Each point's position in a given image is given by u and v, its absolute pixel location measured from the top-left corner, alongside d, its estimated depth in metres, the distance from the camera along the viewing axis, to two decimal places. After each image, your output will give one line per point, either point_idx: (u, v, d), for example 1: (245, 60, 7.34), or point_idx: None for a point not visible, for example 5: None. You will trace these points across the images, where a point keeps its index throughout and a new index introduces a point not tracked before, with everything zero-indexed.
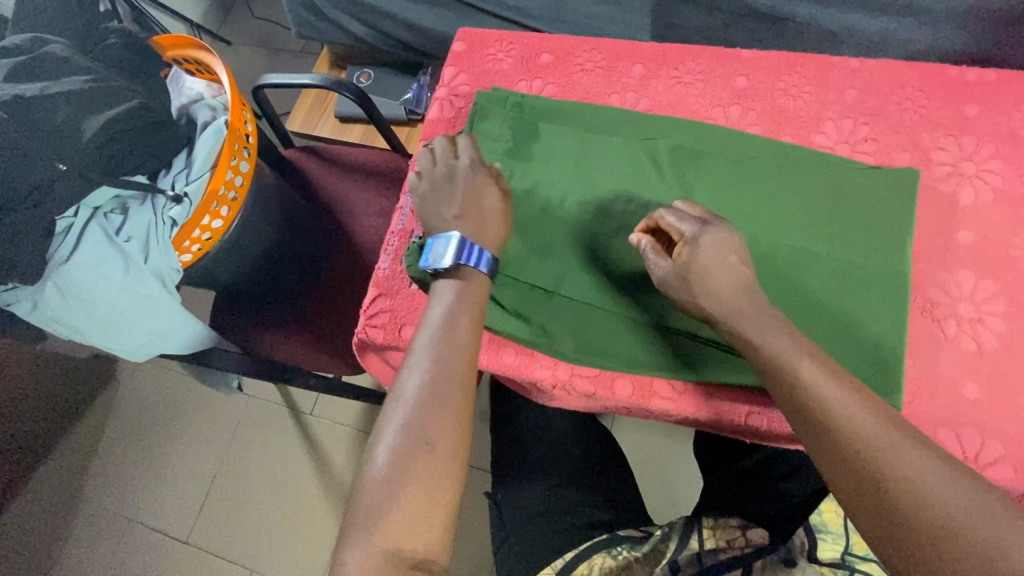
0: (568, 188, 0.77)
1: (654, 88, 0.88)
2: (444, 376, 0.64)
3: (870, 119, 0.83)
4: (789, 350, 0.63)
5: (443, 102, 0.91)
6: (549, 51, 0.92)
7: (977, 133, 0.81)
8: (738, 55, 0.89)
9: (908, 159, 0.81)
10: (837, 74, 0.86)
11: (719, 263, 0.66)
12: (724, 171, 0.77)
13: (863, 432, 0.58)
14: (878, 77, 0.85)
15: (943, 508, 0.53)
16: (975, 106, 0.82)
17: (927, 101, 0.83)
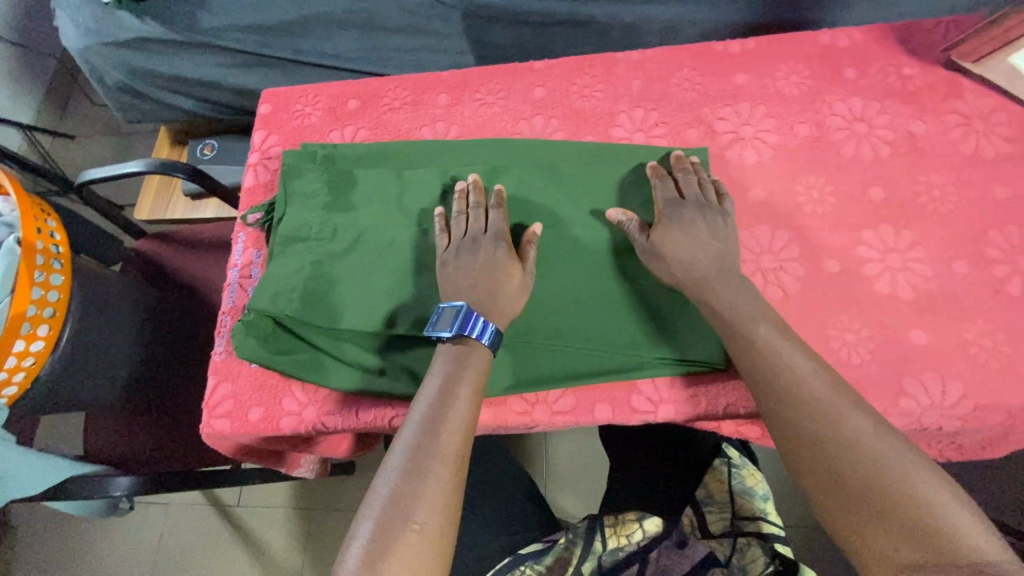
0: (396, 233, 0.68)
1: (460, 114, 0.76)
2: (432, 452, 0.53)
3: (657, 105, 0.73)
4: (748, 313, 0.58)
5: (258, 169, 0.78)
6: (355, 96, 0.79)
7: (823, 84, 0.71)
8: (532, 67, 0.78)
9: (767, 123, 0.69)
10: (620, 69, 0.75)
11: (688, 237, 0.61)
12: (536, 181, 0.68)
13: (811, 392, 0.53)
14: (656, 64, 0.75)
15: (871, 462, 0.49)
16: (846, 37, 0.72)
17: (788, 47, 0.73)
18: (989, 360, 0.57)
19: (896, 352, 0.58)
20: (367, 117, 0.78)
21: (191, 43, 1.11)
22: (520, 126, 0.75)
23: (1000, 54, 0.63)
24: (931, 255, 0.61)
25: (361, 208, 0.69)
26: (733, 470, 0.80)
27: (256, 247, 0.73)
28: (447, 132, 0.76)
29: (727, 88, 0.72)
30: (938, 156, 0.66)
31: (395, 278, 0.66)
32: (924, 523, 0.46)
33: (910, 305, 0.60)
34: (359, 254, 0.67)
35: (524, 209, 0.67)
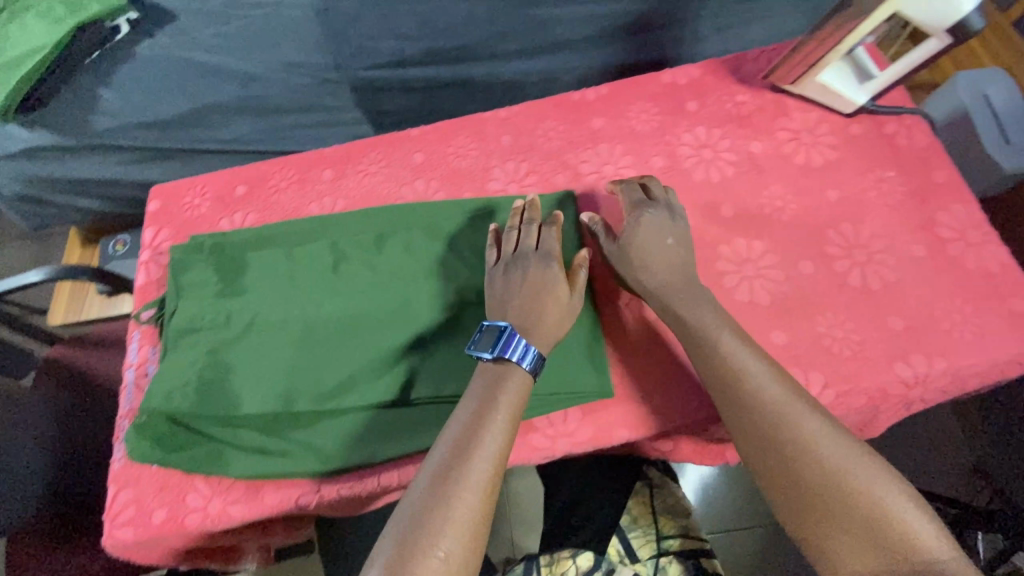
0: (281, 311, 0.69)
1: (345, 186, 0.81)
2: (469, 479, 0.54)
3: (527, 155, 0.79)
4: (713, 322, 0.61)
5: (150, 265, 0.82)
6: (243, 182, 0.84)
7: (668, 119, 0.78)
8: (410, 135, 0.84)
9: (624, 160, 0.76)
10: (491, 126, 0.81)
11: (659, 246, 0.65)
12: (408, 243, 0.72)
13: (772, 406, 0.57)
14: (521, 118, 0.82)
15: (839, 465, 0.53)
16: (687, 73, 0.81)
17: (638, 89, 0.81)
18: (843, 346, 0.63)
19: (764, 351, 0.64)
20: (257, 203, 0.83)
21: (87, 146, 1.13)
22: (402, 191, 0.80)
23: (808, 75, 0.72)
24: (780, 260, 0.68)
25: (247, 293, 0.71)
26: (654, 489, 0.87)
27: (152, 343, 0.76)
28: (333, 206, 0.80)
29: (587, 134, 0.79)
30: (777, 170, 0.73)
31: (284, 356, 0.67)
32: (900, 544, 0.50)
33: (768, 308, 0.66)
34: (252, 336, 0.68)
35: (399, 271, 0.70)
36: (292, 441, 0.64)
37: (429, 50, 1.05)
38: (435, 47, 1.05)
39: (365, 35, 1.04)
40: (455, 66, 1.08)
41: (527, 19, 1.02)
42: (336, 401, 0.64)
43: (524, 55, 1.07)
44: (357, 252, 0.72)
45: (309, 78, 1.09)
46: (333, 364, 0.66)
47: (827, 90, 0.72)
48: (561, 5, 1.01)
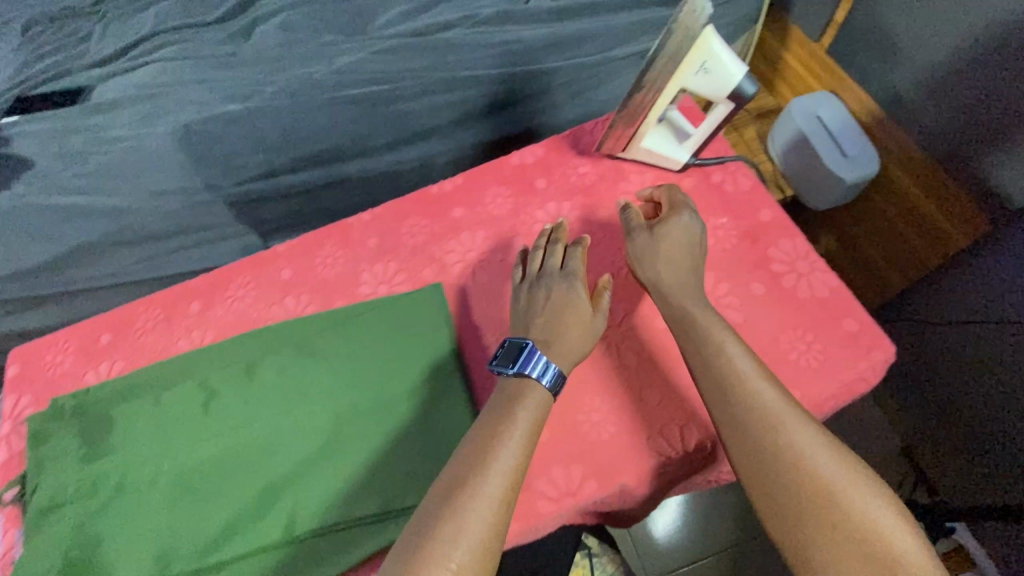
0: (159, 465, 0.62)
1: (215, 315, 0.73)
2: (480, 496, 0.48)
3: (396, 254, 0.75)
4: (715, 327, 0.58)
5: (12, 437, 0.70)
6: (109, 328, 0.75)
7: (545, 188, 0.78)
8: (275, 250, 0.77)
9: (514, 231, 0.75)
10: (355, 230, 0.77)
11: (677, 242, 0.65)
12: (293, 363, 0.67)
13: (761, 400, 0.53)
14: (398, 208, 0.78)
15: (819, 475, 0.49)
16: (539, 147, 0.80)
17: (493, 172, 0.80)
18: (810, 359, 0.62)
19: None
20: (181, 327, 0.73)
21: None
22: (274, 310, 0.72)
23: (631, 140, 0.72)
24: (733, 286, 0.67)
25: (120, 450, 0.64)
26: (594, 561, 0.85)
27: (18, 526, 0.64)
28: (203, 338, 0.72)
29: (531, 194, 0.77)
30: (709, 202, 0.73)
31: (162, 512, 0.60)
32: (879, 546, 0.46)
33: None
34: (122, 501, 0.61)
35: (287, 395, 0.65)
36: None
37: (346, 139, 1.01)
38: (360, 133, 1.01)
39: (243, 150, 0.96)
40: (387, 149, 1.05)
41: (392, 114, 1.00)
42: (224, 551, 0.57)
43: (455, 126, 1.07)
44: (229, 383, 0.66)
45: (180, 200, 0.99)
46: (218, 510, 0.59)
47: (652, 153, 0.73)
48: (418, 97, 1.00)
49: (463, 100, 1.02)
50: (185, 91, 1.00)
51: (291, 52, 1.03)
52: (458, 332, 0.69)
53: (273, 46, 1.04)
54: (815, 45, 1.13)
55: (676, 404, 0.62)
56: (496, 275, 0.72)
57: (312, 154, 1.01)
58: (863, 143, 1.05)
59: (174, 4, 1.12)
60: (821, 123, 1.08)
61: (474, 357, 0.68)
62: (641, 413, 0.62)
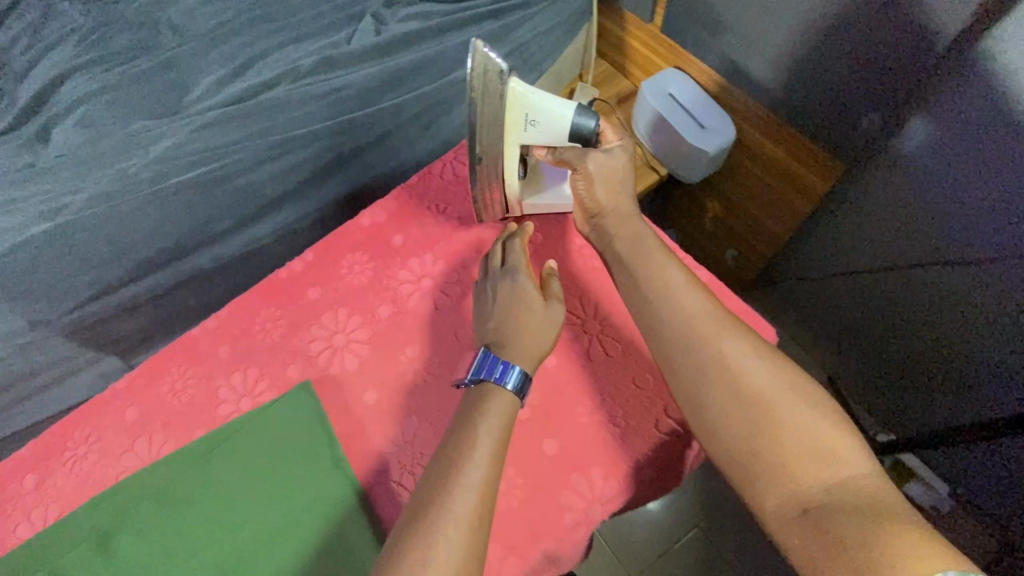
0: None
1: (53, 485, 0.62)
2: (448, 516, 0.47)
3: (254, 360, 0.67)
4: (648, 256, 0.61)
5: None
6: None
7: (401, 245, 0.72)
8: (114, 389, 0.67)
9: (377, 301, 0.69)
10: (202, 343, 0.68)
11: (608, 170, 0.64)
12: (157, 519, 0.58)
13: (692, 316, 0.56)
14: (246, 306, 0.70)
15: (754, 383, 0.52)
16: (387, 202, 0.75)
17: (344, 240, 0.73)
18: None
19: (631, 400, 0.60)
20: (17, 510, 0.62)
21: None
22: (124, 461, 0.63)
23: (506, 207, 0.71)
24: (614, 307, 0.66)
25: None
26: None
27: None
28: (45, 518, 0.61)
29: (389, 255, 0.71)
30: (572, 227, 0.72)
31: None
32: (818, 440, 0.48)
33: (587, 374, 0.62)
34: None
35: (156, 557, 0.57)
36: None
37: (187, 231, 0.91)
38: (201, 221, 0.91)
39: (66, 272, 0.85)
40: (239, 229, 0.96)
41: (231, 193, 0.91)
42: None
43: (311, 187, 0.98)
44: (83, 570, 0.56)
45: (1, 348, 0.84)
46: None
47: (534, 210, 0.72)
48: (255, 169, 0.92)
49: (308, 159, 0.95)
50: None
51: (99, 149, 0.91)
52: (338, 430, 0.63)
53: (78, 147, 0.93)
54: (650, 26, 1.15)
55: (582, 441, 0.58)
56: (369, 355, 0.66)
57: (151, 257, 0.90)
58: (717, 111, 1.07)
59: None
60: (675, 100, 1.09)
61: (362, 454, 0.62)
62: (547, 470, 0.57)
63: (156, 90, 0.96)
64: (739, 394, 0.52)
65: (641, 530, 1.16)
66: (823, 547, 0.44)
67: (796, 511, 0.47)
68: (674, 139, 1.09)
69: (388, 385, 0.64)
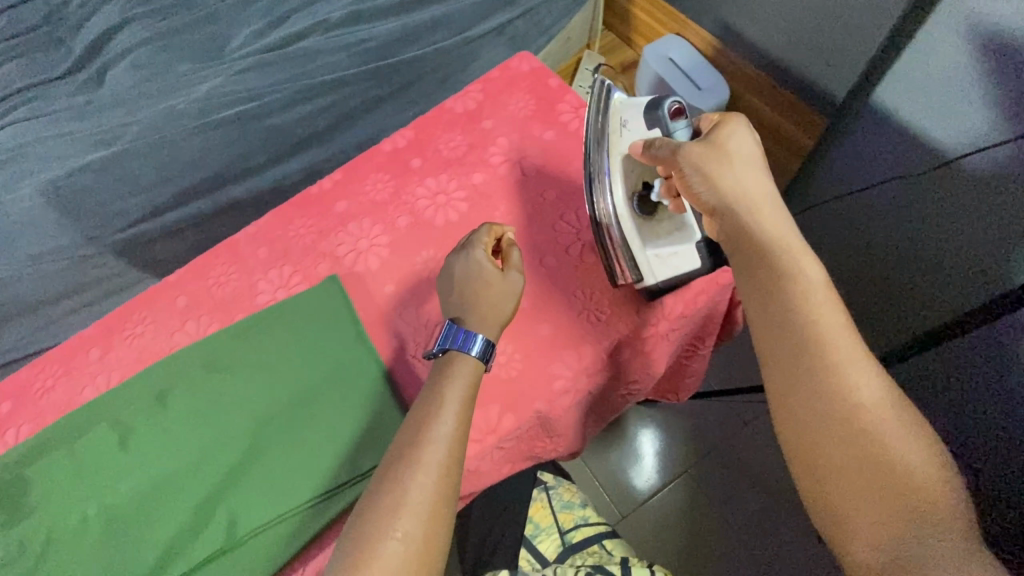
0: (84, 505, 0.62)
1: (116, 356, 0.72)
2: (419, 466, 0.51)
3: (288, 259, 0.76)
4: (783, 257, 0.54)
5: None
6: (8, 395, 0.73)
7: (418, 166, 0.81)
8: (166, 282, 0.77)
9: (395, 212, 0.78)
10: (243, 244, 0.78)
11: (736, 161, 0.58)
12: (205, 381, 0.68)
13: (826, 337, 0.50)
14: (280, 216, 0.79)
15: (874, 420, 0.47)
16: (406, 130, 0.84)
17: (368, 163, 0.82)
18: None
19: (618, 292, 0.69)
20: (85, 376, 0.72)
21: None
22: (177, 338, 0.73)
23: (638, 266, 0.66)
24: None
25: (44, 504, 0.62)
26: (551, 491, 0.85)
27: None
28: (109, 382, 0.71)
29: (408, 175, 0.80)
30: (571, 148, 0.79)
31: (95, 554, 0.59)
32: (922, 496, 0.44)
33: (582, 270, 0.71)
34: (50, 558, 0.59)
35: (204, 408, 0.66)
36: None
37: (225, 163, 1.00)
38: (238, 155, 1.01)
39: (120, 195, 0.96)
40: (271, 165, 1.05)
41: (265, 130, 1.01)
42: (181, 566, 0.58)
43: (337, 129, 1.07)
44: (141, 417, 0.66)
45: (62, 259, 0.95)
46: (153, 540, 0.59)
47: (665, 258, 0.64)
48: (286, 109, 1.02)
49: (334, 103, 1.05)
50: (44, 149, 0.98)
51: (149, 91, 1.02)
52: (361, 316, 0.72)
53: (129, 87, 1.03)
54: None
55: (576, 322, 0.67)
56: (388, 256, 0.75)
57: (192, 185, 0.99)
58: (712, 76, 1.15)
59: (13, 63, 1.07)
60: (674, 64, 1.18)
61: (381, 335, 0.71)
62: (542, 345, 0.66)
63: (198, 39, 1.06)
64: (860, 430, 0.47)
65: (632, 471, 1.24)
66: None
67: (876, 554, 0.44)
68: None
69: (406, 280, 0.74)
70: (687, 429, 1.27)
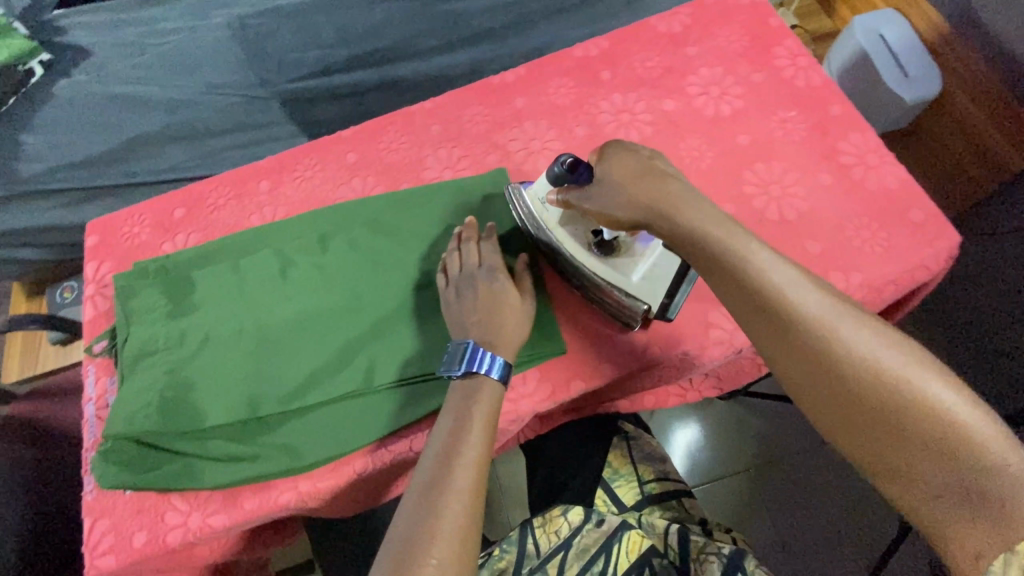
0: (241, 316, 0.65)
1: (284, 194, 0.75)
2: (451, 491, 0.50)
3: (458, 142, 0.76)
4: (725, 228, 0.50)
5: (97, 300, 0.72)
6: (181, 203, 0.76)
7: (606, 79, 0.76)
8: (339, 136, 0.78)
9: (573, 120, 0.75)
10: (418, 117, 0.77)
11: (626, 170, 0.54)
12: (364, 236, 0.69)
13: (788, 304, 0.46)
14: (457, 99, 0.78)
15: (863, 370, 0.43)
16: (603, 40, 0.79)
17: (554, 63, 0.78)
18: (874, 246, 0.63)
19: (801, 257, 0.63)
20: (253, 204, 0.75)
21: (16, 195, 1.00)
22: (341, 191, 0.74)
23: (640, 300, 0.58)
24: (801, 176, 0.67)
25: (205, 305, 0.66)
26: (633, 439, 0.77)
27: (110, 375, 0.67)
28: (274, 215, 0.74)
29: (595, 85, 0.76)
30: (779, 96, 0.72)
31: (246, 361, 0.63)
32: (944, 431, 0.40)
33: (767, 224, 0.65)
34: (206, 355, 0.63)
35: (360, 260, 0.68)
36: (269, 434, 0.60)
37: (398, 39, 1.00)
38: (412, 34, 1.01)
39: (299, 46, 0.99)
40: (440, 52, 1.03)
41: (443, 15, 1.01)
42: (321, 395, 0.61)
43: (511, 32, 1.04)
44: (303, 253, 0.69)
45: (238, 97, 0.99)
46: (298, 367, 0.62)
47: (657, 278, 0.57)
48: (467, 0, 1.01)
49: (516, 4, 1.02)
50: None
51: None
52: None
53: None
54: None
55: None
56: None
57: (364, 53, 1.00)
58: (923, 63, 1.04)
59: None
60: (884, 43, 1.06)
61: None
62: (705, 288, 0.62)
63: None
64: (867, 400, 0.42)
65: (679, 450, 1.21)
66: (966, 533, 0.38)
67: (928, 502, 0.40)
68: (868, 81, 1.07)
69: None
70: (760, 431, 1.21)
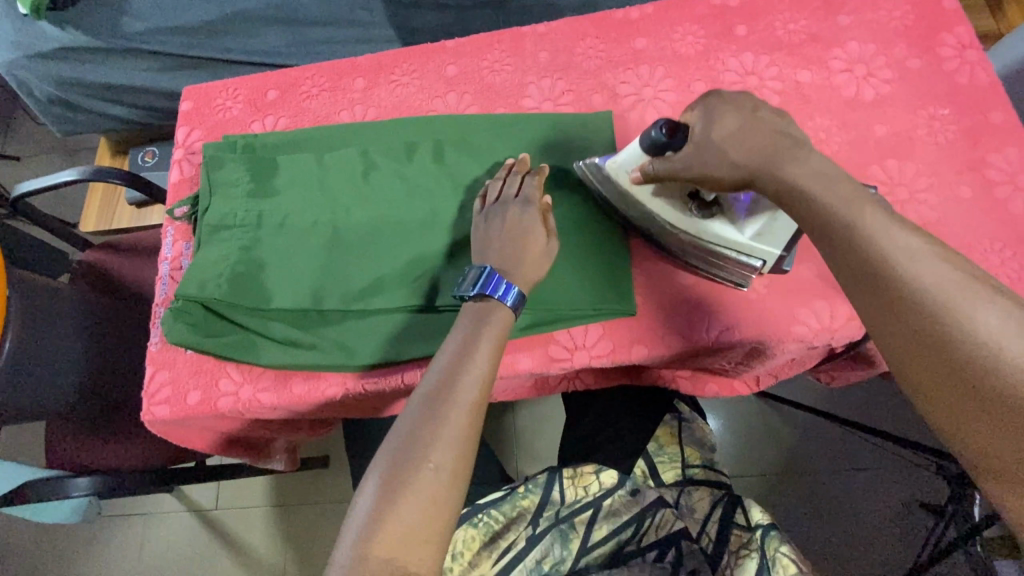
0: (317, 209, 0.65)
1: (378, 95, 0.73)
2: (455, 399, 0.49)
3: (565, 74, 0.71)
4: (856, 206, 0.45)
5: (183, 165, 0.74)
6: (275, 85, 0.75)
7: (740, 34, 0.69)
8: (442, 45, 0.75)
9: (695, 74, 0.68)
10: (528, 40, 0.73)
11: (728, 124, 0.49)
12: (451, 153, 0.66)
13: (919, 286, 0.41)
14: (568, 29, 0.73)
15: (990, 363, 0.38)
16: None
17: (687, 7, 0.71)
18: (1004, 273, 0.56)
19: None
20: (344, 100, 0.74)
21: (117, 50, 1.01)
22: (435, 104, 0.72)
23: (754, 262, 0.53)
24: (935, 183, 0.60)
25: (285, 191, 0.66)
26: (684, 422, 0.77)
27: (186, 240, 0.69)
28: (365, 115, 0.72)
29: (726, 39, 0.69)
30: (933, 89, 0.64)
31: (316, 254, 0.63)
32: None
33: None
34: (279, 237, 0.64)
35: (444, 179, 0.65)
36: (324, 327, 0.61)
37: None
38: None
39: None
40: None
41: None
42: (383, 303, 0.61)
43: None
44: (387, 158, 0.67)
45: None
46: (365, 268, 0.62)
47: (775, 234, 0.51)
48: None
49: None
50: None
51: None
52: None
53: None
54: None
55: None
56: (669, 115, 0.67)
57: None
58: None
59: None
60: None
61: None
62: (797, 282, 0.58)
63: None
64: (977, 388, 0.38)
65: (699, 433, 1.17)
66: None
67: None
68: None
69: None
70: (787, 437, 1.16)
